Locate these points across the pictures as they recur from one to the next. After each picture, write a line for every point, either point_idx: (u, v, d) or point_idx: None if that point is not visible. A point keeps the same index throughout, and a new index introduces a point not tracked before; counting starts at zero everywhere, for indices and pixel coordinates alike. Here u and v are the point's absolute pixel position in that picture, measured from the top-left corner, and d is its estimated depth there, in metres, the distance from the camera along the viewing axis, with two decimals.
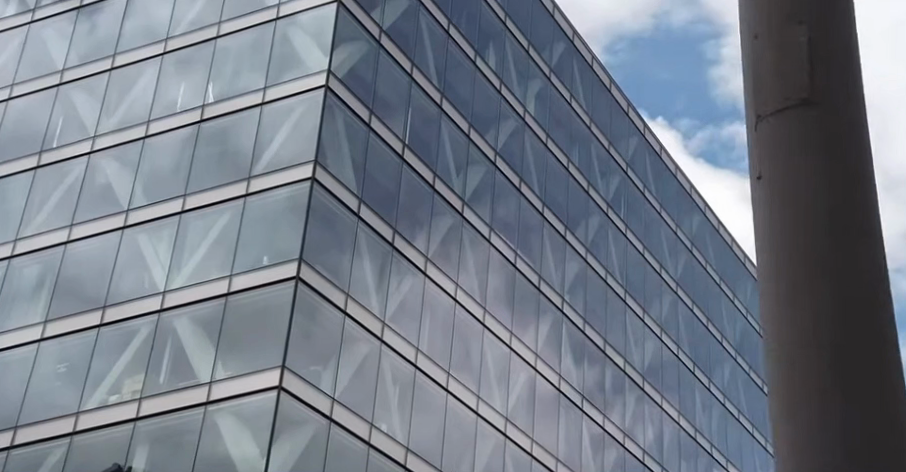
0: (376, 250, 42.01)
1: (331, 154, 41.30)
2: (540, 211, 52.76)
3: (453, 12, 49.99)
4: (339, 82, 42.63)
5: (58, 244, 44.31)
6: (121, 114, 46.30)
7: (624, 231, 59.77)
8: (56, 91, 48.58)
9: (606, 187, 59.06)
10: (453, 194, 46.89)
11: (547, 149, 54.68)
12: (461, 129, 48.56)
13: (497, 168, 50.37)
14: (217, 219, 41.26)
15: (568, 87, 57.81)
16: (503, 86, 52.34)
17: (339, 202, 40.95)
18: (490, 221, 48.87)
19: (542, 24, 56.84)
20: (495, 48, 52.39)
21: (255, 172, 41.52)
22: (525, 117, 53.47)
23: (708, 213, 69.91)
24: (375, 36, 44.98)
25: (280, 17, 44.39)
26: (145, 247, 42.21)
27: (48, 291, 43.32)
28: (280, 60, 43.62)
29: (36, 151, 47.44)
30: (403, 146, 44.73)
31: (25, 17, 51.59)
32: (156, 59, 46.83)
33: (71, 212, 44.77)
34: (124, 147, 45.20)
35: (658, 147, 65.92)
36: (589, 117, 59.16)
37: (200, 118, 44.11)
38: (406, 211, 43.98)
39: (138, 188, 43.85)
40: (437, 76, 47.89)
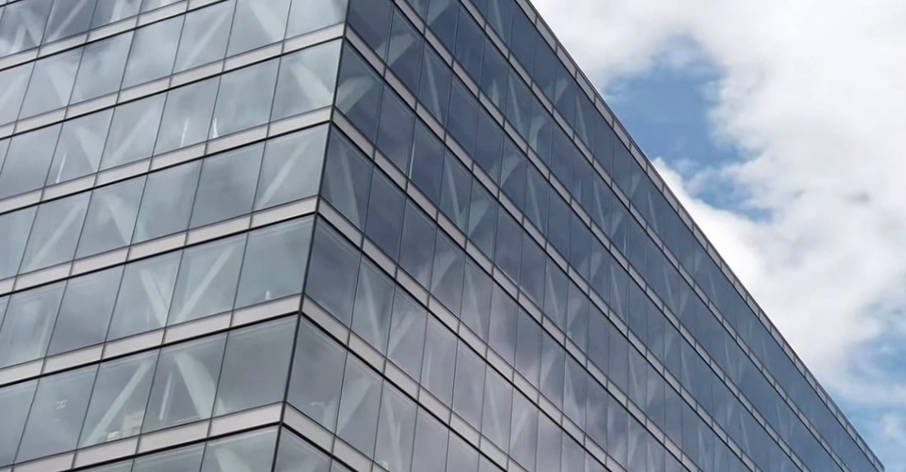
0: (379, 285, 41.97)
1: (334, 189, 41.40)
2: (542, 247, 52.80)
3: (456, 49, 50.27)
4: (343, 117, 42.78)
5: (59, 280, 44.34)
6: (125, 150, 46.39)
7: (627, 268, 59.76)
8: (60, 127, 48.77)
9: (608, 223, 59.12)
10: (456, 230, 46.94)
11: (550, 185, 54.78)
12: (465, 164, 48.66)
13: (500, 203, 50.45)
14: (219, 253, 41.29)
15: (571, 124, 57.97)
16: (506, 123, 52.51)
17: (341, 237, 40.97)
18: (492, 257, 48.91)
19: (546, 61, 57.04)
20: (498, 85, 52.58)
21: (258, 207, 41.61)
22: (528, 153, 53.59)
23: (710, 251, 69.85)
24: (379, 72, 45.17)
25: (285, 53, 44.72)
26: (146, 282, 42.22)
27: (48, 327, 43.39)
28: (284, 96, 43.83)
29: (39, 187, 47.55)
30: (406, 181, 44.82)
31: (30, 54, 51.82)
32: (160, 95, 47.00)
33: (73, 248, 44.83)
34: (127, 183, 45.30)
35: (660, 184, 65.99)
36: (592, 154, 59.27)
37: (203, 153, 44.18)
38: (409, 247, 43.99)
39: (140, 223, 43.88)
40: (441, 112, 48.05)
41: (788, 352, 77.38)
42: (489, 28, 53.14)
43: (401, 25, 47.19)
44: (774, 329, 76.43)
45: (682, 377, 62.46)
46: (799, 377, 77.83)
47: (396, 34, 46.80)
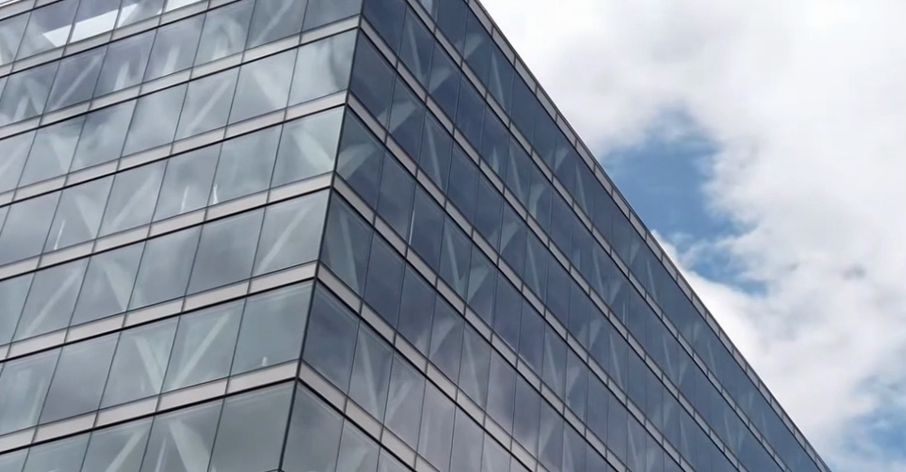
0: (377, 351, 41.69)
1: (334, 254, 41.34)
2: (541, 314, 52.69)
3: (457, 116, 50.53)
4: (344, 183, 42.83)
5: (54, 347, 44.17)
6: (124, 217, 46.34)
7: (626, 336, 59.60)
8: (59, 195, 48.85)
9: (607, 291, 59.05)
10: (455, 296, 46.86)
11: (550, 252, 54.77)
12: (464, 230, 48.66)
13: (499, 269, 50.39)
14: (217, 319, 41.10)
15: (570, 192, 58.10)
16: (506, 190, 52.62)
17: (341, 302, 40.82)
18: (491, 324, 48.78)
19: (545, 129, 57.28)
20: (499, 152, 52.74)
21: (257, 272, 41.51)
22: (527, 220, 53.62)
23: (709, 320, 69.69)
24: (380, 139, 45.31)
25: (287, 120, 44.92)
26: (142, 348, 41.97)
27: (39, 399, 43.10)
28: (285, 161, 43.91)
29: (37, 253, 47.50)
30: (406, 247, 44.78)
31: (32, 122, 52.59)
32: (161, 162, 47.09)
33: (69, 315, 44.70)
34: (125, 249, 45.23)
35: (659, 253, 66.01)
36: (591, 222, 59.34)
37: (203, 219, 44.13)
38: (408, 313, 43.81)
39: (137, 289, 43.74)
40: (441, 178, 48.13)
41: (787, 423, 76.90)
42: (490, 96, 53.44)
43: (402, 92, 47.44)
44: (773, 399, 76.03)
45: (681, 447, 62.08)
46: (799, 450, 77.35)
47: (398, 101, 47.03)
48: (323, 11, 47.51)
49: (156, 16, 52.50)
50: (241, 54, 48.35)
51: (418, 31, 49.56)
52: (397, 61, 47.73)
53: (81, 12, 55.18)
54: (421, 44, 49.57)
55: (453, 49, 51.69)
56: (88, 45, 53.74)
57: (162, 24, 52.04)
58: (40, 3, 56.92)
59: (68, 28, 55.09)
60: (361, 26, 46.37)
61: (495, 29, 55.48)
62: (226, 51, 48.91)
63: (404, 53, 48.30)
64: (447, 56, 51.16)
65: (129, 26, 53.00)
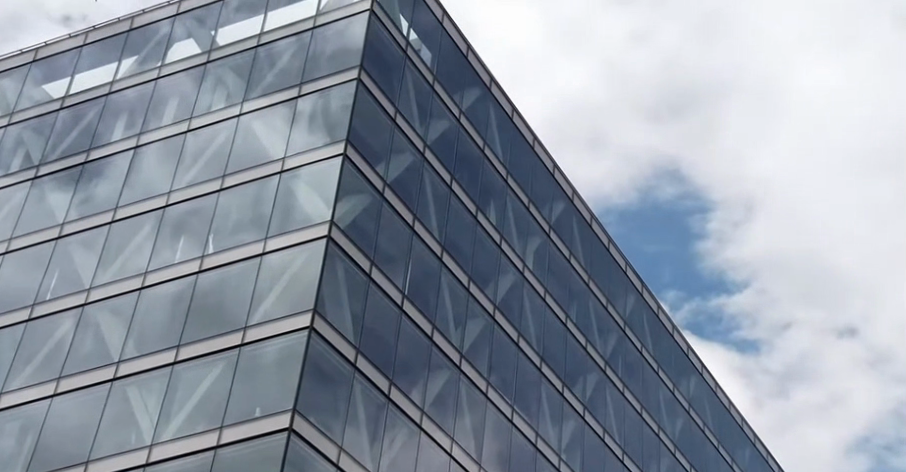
0: (372, 402, 41.30)
1: (330, 304, 41.07)
2: (538, 366, 52.40)
3: (455, 167, 50.49)
4: (341, 232, 42.65)
5: (44, 398, 43.80)
6: (118, 267, 46.12)
7: (622, 390, 59.29)
8: (53, 244, 48.68)
9: (604, 344, 58.78)
10: (451, 347, 46.57)
11: (547, 305, 54.56)
12: (461, 280, 48.47)
13: (496, 321, 50.14)
14: (210, 368, 40.74)
15: (567, 244, 57.97)
16: (504, 242, 52.49)
17: (336, 352, 40.48)
18: (488, 376, 48.48)
19: (543, 181, 57.24)
20: (496, 204, 52.66)
21: (252, 322, 41.21)
22: (524, 272, 53.44)
23: (705, 375, 69.39)
24: (378, 189, 45.19)
25: (285, 170, 44.82)
26: (134, 399, 41.60)
27: (26, 451, 42.71)
28: (282, 211, 43.76)
29: (29, 303, 47.23)
30: (403, 297, 44.54)
31: (29, 173, 52.59)
32: (157, 211, 46.94)
33: (60, 365, 44.37)
34: (118, 299, 44.97)
35: (656, 307, 65.82)
36: (588, 274, 59.19)
37: (198, 269, 43.89)
38: (404, 364, 43.47)
39: (130, 339, 43.42)
40: (439, 229, 48.00)
41: None
42: (488, 148, 53.43)
43: (401, 143, 47.41)
44: (770, 456, 75.55)
45: None
46: None
47: (396, 152, 46.97)
48: (322, 63, 47.59)
49: (155, 67, 52.57)
50: (240, 104, 48.36)
51: (416, 83, 49.61)
52: (396, 113, 47.73)
53: (80, 64, 55.33)
54: (419, 95, 49.60)
55: (451, 101, 51.74)
56: (86, 95, 53.83)
57: (161, 75, 52.10)
58: (40, 55, 57.18)
59: (67, 80, 55.25)
60: (360, 77, 46.42)
61: (494, 82, 55.57)
62: (225, 102, 48.92)
63: (403, 105, 48.33)
64: (446, 108, 51.18)
65: (128, 77, 53.08)
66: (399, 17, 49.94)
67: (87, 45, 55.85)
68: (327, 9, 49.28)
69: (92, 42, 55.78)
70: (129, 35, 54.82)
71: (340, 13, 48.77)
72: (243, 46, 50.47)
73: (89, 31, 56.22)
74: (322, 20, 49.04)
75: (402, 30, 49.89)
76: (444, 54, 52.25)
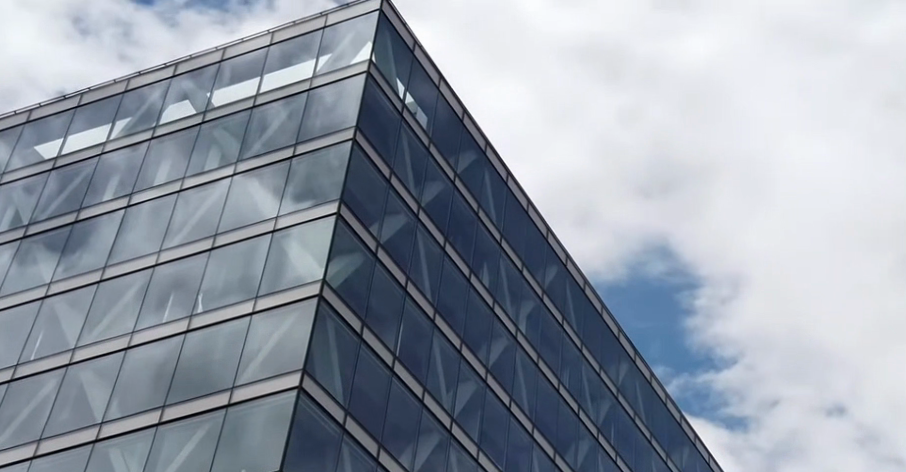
0: (361, 465, 40.41)
1: (320, 364, 40.34)
2: (529, 431, 51.66)
3: (449, 230, 50.05)
4: (333, 292, 42.06)
5: (25, 459, 42.87)
6: (105, 326, 45.37)
7: (615, 458, 58.48)
8: (40, 303, 48.00)
9: (596, 411, 58.04)
10: (442, 410, 45.82)
11: (539, 369, 53.88)
12: (453, 343, 47.85)
13: (487, 385, 49.44)
14: (195, 429, 39.84)
15: (560, 309, 57.41)
16: (497, 305, 51.93)
17: (325, 413, 39.68)
18: (478, 440, 47.71)
19: (537, 246, 56.80)
20: (489, 266, 52.17)
21: (239, 382, 40.42)
22: (517, 336, 52.82)
23: (698, 445, 68.59)
24: (372, 249, 44.68)
25: (277, 229, 44.30)
26: (116, 460, 40.66)
27: None
28: (272, 270, 43.16)
29: (13, 363, 46.43)
30: (394, 359, 43.85)
31: (18, 232, 52.05)
32: (146, 270, 46.32)
33: (41, 426, 43.48)
34: (103, 359, 44.19)
35: (649, 374, 65.16)
36: (581, 340, 58.61)
37: (186, 328, 43.17)
38: (393, 427, 42.70)
39: (114, 399, 42.59)
40: (431, 291, 47.43)
41: None
42: (482, 211, 53.03)
43: (395, 204, 46.96)
44: None
45: None
46: None
47: (390, 213, 46.51)
48: (318, 124, 47.28)
49: (149, 128, 52.26)
50: (234, 164, 47.94)
51: (411, 144, 49.27)
52: (391, 173, 47.33)
53: (73, 125, 55.03)
54: (415, 156, 49.24)
55: (446, 163, 51.38)
56: (78, 155, 53.42)
57: (155, 135, 51.74)
58: (34, 116, 56.90)
59: (59, 141, 54.87)
60: (356, 137, 46.07)
61: (489, 145, 55.28)
62: (219, 162, 48.51)
63: (398, 165, 47.96)
64: (441, 170, 50.82)
65: (122, 138, 52.72)
66: (395, 79, 49.71)
67: (81, 106, 55.59)
68: (324, 71, 49.11)
69: (86, 104, 55.56)
70: (123, 96, 54.57)
71: (337, 75, 48.58)
72: (239, 106, 50.18)
73: (83, 93, 56.04)
74: (318, 81, 48.84)
75: (398, 91, 49.65)
76: (440, 116, 51.99)
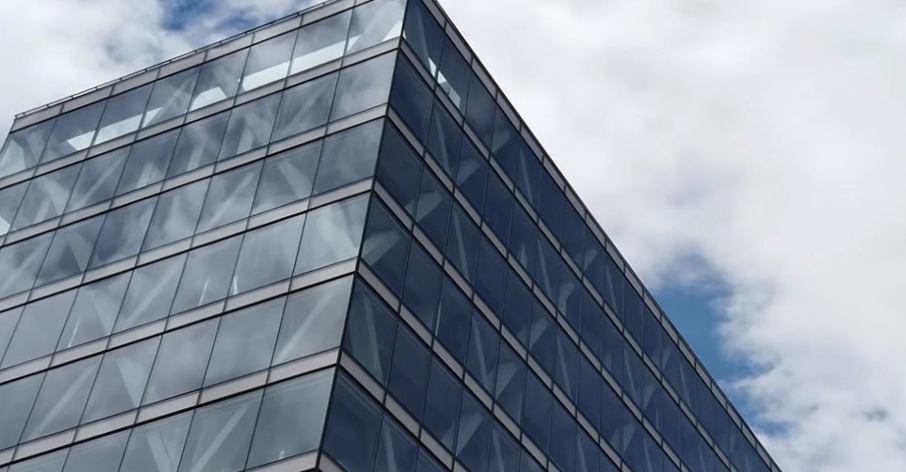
0: (401, 445, 39.50)
1: (358, 342, 39.53)
2: (572, 414, 50.80)
3: (486, 210, 49.37)
4: (368, 270, 41.26)
5: (62, 446, 42.21)
6: (140, 312, 44.76)
7: (661, 442, 57.49)
8: (75, 293, 47.50)
9: (640, 395, 57.12)
10: (483, 391, 44.98)
11: (580, 352, 53.04)
12: (493, 324, 47.08)
13: (529, 367, 48.63)
14: (233, 410, 39.06)
15: (600, 291, 56.67)
16: (536, 286, 51.16)
17: (364, 392, 38.80)
18: (521, 422, 46.85)
19: (574, 229, 56.06)
20: (527, 247, 51.46)
21: (276, 362, 39.62)
22: (557, 318, 52.03)
23: (745, 432, 67.82)
24: (407, 227, 43.93)
25: (311, 210, 43.62)
26: (154, 445, 39.89)
27: None
28: (307, 249, 42.42)
29: (50, 352, 45.82)
30: (433, 339, 43.07)
31: (52, 223, 51.59)
32: (181, 255, 45.74)
33: (79, 413, 42.81)
34: (140, 345, 43.58)
35: (692, 360, 64.31)
36: (622, 323, 57.77)
37: (221, 311, 42.48)
38: (434, 408, 41.80)
39: (151, 384, 41.92)
40: (470, 273, 46.69)
41: None
42: (519, 192, 52.36)
43: (430, 183, 46.23)
44: None
45: None
46: None
47: (425, 192, 45.77)
48: (349, 102, 46.64)
49: (181, 115, 51.88)
50: (266, 147, 47.35)
51: (445, 123, 48.55)
52: (425, 151, 46.62)
53: (106, 115, 54.75)
54: (449, 136, 48.54)
55: (481, 143, 50.70)
56: (111, 145, 53.07)
57: (186, 122, 51.37)
58: (66, 109, 56.65)
59: (92, 132, 54.56)
60: (389, 114, 45.35)
61: (524, 126, 54.65)
62: (251, 145, 47.92)
63: (432, 144, 47.26)
64: (476, 149, 50.14)
65: (154, 126, 52.40)
66: (427, 57, 49.02)
67: (113, 96, 55.37)
68: (354, 50, 48.46)
69: (118, 94, 55.31)
70: (155, 85, 54.35)
71: (367, 53, 47.94)
72: (269, 90, 49.67)
73: (115, 84, 55.83)
74: (349, 60, 48.24)
75: (431, 70, 48.97)
76: (473, 96, 51.31)
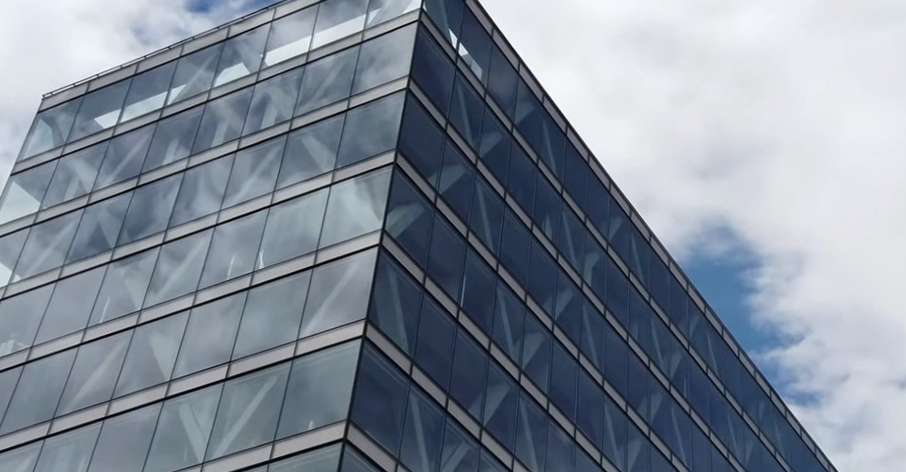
0: (428, 415, 39.75)
1: (383, 313, 39.76)
2: (599, 384, 50.95)
3: (510, 182, 49.51)
4: (393, 242, 41.47)
5: (96, 420, 42.65)
6: (169, 287, 45.15)
7: (689, 412, 57.62)
8: (105, 269, 47.91)
9: (667, 364, 57.21)
10: (509, 361, 45.17)
11: (606, 322, 53.18)
12: (518, 295, 47.26)
13: (555, 337, 48.81)
14: (263, 382, 39.39)
15: (626, 261, 56.76)
16: (560, 256, 51.30)
17: (390, 363, 39.06)
18: (548, 392, 47.05)
19: (599, 199, 56.14)
20: (552, 219, 51.60)
21: (303, 334, 39.91)
22: (582, 288, 52.18)
23: (774, 400, 67.87)
24: (431, 199, 44.11)
25: (334, 183, 43.83)
26: (185, 418, 40.27)
27: None
28: (332, 222, 42.66)
29: (82, 328, 46.25)
30: (458, 309, 43.29)
31: (81, 201, 51.94)
32: (208, 231, 46.07)
33: (111, 388, 43.24)
34: (169, 319, 43.99)
35: (720, 329, 64.40)
36: (648, 293, 57.86)
37: (249, 285, 42.80)
38: (460, 378, 42.05)
39: (181, 358, 42.30)
40: (494, 244, 46.87)
41: None
42: (543, 163, 52.46)
43: (453, 155, 46.39)
44: None
45: None
46: None
47: (448, 164, 45.93)
48: (372, 75, 46.78)
49: (205, 91, 52.13)
50: (289, 122, 47.55)
51: (467, 95, 48.67)
52: (448, 123, 46.74)
53: (132, 93, 55.10)
54: (471, 108, 48.65)
55: (503, 115, 50.81)
56: (138, 123, 53.41)
57: (210, 98, 51.65)
58: (92, 88, 56.98)
59: (118, 110, 54.91)
60: (410, 87, 45.48)
61: (546, 97, 54.71)
62: (274, 120, 48.15)
63: (454, 116, 47.37)
64: (498, 121, 50.24)
65: (179, 103, 52.69)
66: (448, 30, 49.10)
67: (139, 75, 55.69)
68: (375, 23, 48.55)
69: (143, 72, 55.63)
70: (179, 62, 54.63)
71: (388, 26, 48.03)
72: (290, 65, 49.83)
73: (140, 61, 56.15)
74: (370, 33, 48.34)
75: (452, 43, 49.05)
76: (496, 68, 51.40)
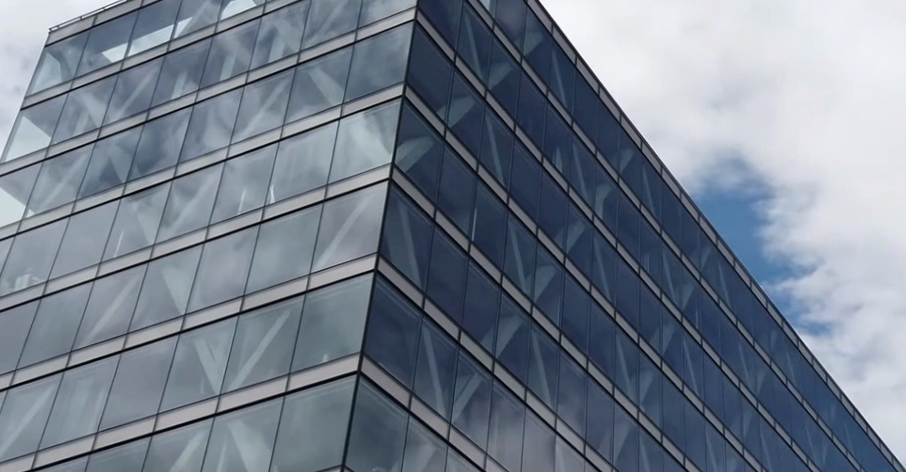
0: (441, 348, 39.88)
1: (394, 247, 39.77)
2: (611, 316, 51.03)
3: (520, 114, 49.30)
4: (403, 176, 41.38)
5: (113, 354, 42.86)
6: (181, 223, 45.18)
7: (701, 343, 57.73)
8: (118, 204, 47.93)
9: (679, 296, 57.24)
10: (521, 293, 45.23)
11: (618, 254, 53.16)
12: (529, 227, 47.22)
13: (566, 269, 48.83)
14: (277, 316, 39.51)
15: (637, 193, 56.62)
16: (571, 189, 51.18)
17: (403, 297, 39.12)
18: (560, 324, 47.14)
19: (610, 130, 55.90)
20: (562, 151, 51.43)
21: (316, 268, 39.96)
22: (593, 220, 52.11)
23: (786, 330, 67.96)
24: (440, 133, 43.96)
25: (343, 117, 43.68)
26: (200, 352, 40.46)
27: (98, 412, 41.54)
28: (342, 156, 42.56)
29: (96, 263, 46.34)
30: (469, 243, 43.28)
31: (91, 135, 51.75)
32: (219, 166, 46.01)
33: (127, 322, 43.40)
34: (181, 254, 44.07)
35: (732, 259, 64.35)
36: (660, 225, 57.77)
37: (260, 220, 42.81)
38: (472, 311, 42.12)
39: (195, 293, 42.42)
40: (504, 177, 46.77)
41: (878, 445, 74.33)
42: (552, 95, 52.19)
43: (462, 87, 46.16)
44: (859, 415, 73.44)
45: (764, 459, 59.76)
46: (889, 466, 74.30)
47: (457, 97, 45.72)
48: (379, 7, 46.42)
49: (212, 25, 51.82)
50: (297, 55, 47.29)
51: (476, 27, 48.32)
52: (456, 56, 46.47)
53: (139, 27, 54.81)
54: (480, 40, 48.33)
55: (512, 47, 50.48)
56: (146, 57, 53.18)
57: (218, 32, 51.35)
58: (99, 21, 56.65)
59: (126, 43, 54.64)
60: (418, 19, 45.15)
61: (556, 28, 54.30)
62: (282, 54, 47.89)
63: (463, 48, 47.08)
64: (507, 53, 49.93)
65: (186, 36, 52.40)
66: None
67: (145, 8, 55.35)
68: None
69: (149, 6, 55.28)
70: None
71: None
72: None
73: None
74: None
75: None
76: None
